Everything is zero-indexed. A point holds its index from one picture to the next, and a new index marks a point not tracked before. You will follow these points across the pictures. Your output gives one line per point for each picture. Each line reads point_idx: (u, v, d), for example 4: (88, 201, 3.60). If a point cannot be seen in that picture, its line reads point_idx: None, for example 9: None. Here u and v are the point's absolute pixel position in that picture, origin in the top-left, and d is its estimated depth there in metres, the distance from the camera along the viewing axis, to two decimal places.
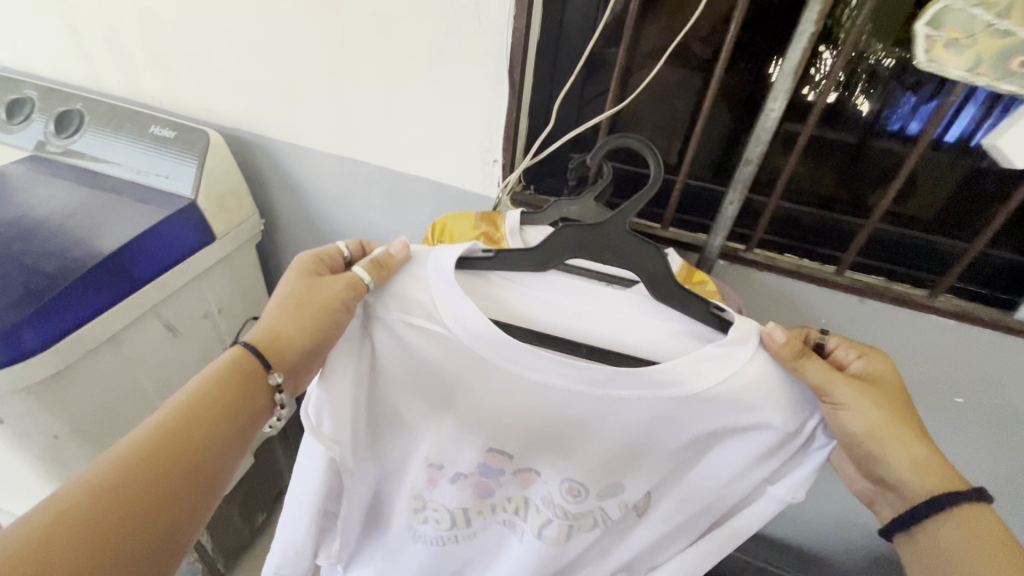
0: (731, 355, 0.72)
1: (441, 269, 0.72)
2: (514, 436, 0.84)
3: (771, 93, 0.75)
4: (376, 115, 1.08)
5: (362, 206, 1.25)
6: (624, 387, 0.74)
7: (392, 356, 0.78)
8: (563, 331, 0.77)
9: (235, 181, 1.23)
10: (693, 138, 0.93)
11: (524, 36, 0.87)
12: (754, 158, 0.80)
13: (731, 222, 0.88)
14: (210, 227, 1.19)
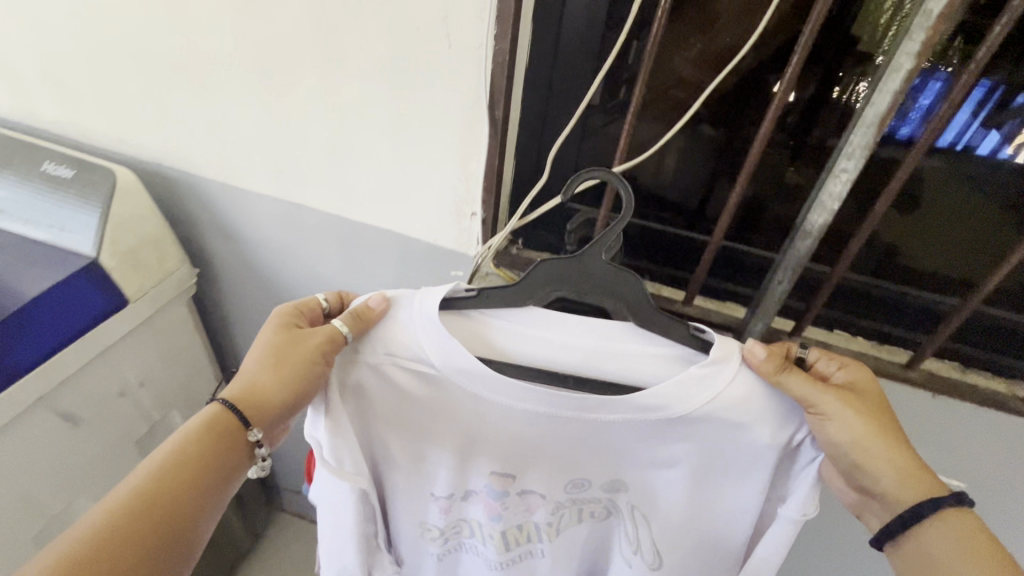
0: (718, 379, 0.63)
1: (427, 313, 0.63)
2: (521, 460, 0.72)
3: (844, 150, 0.55)
4: (325, 154, 0.84)
5: (312, 258, 0.99)
6: (615, 412, 0.65)
7: (398, 401, 0.67)
8: (542, 364, 0.65)
9: (160, 234, 0.96)
10: (733, 197, 0.64)
11: (508, 71, 0.65)
12: (814, 231, 0.60)
13: (777, 307, 0.67)
14: (117, 289, 0.89)
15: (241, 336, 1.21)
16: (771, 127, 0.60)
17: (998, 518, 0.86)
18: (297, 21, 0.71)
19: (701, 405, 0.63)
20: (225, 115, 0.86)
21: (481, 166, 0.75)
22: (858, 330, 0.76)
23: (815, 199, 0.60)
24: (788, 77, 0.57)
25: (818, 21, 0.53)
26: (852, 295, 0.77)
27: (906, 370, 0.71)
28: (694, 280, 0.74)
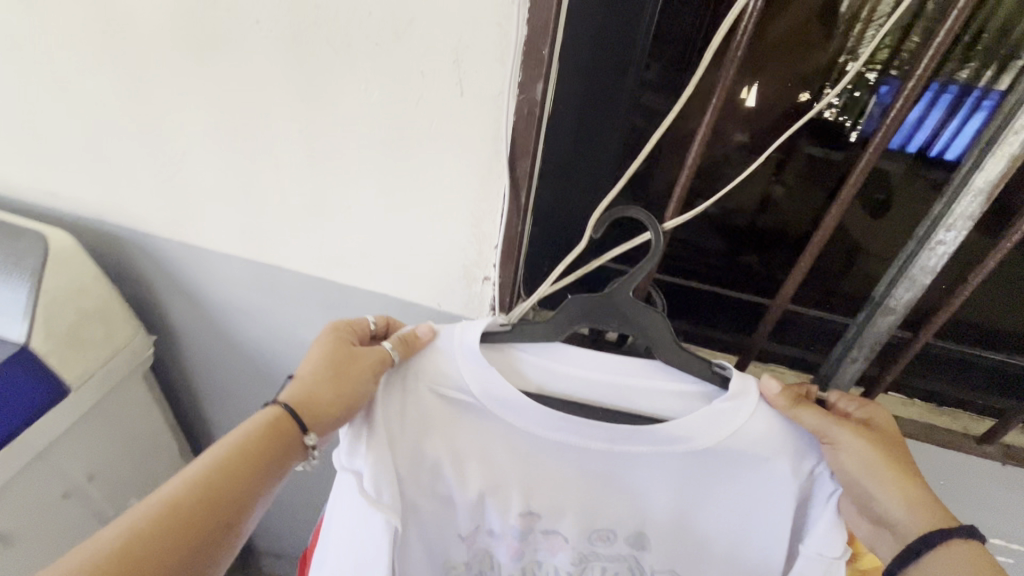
0: (733, 412, 0.48)
1: (468, 345, 0.52)
2: (562, 498, 0.58)
3: (942, 221, 0.47)
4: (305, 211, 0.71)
5: (291, 323, 0.85)
6: (641, 445, 0.51)
7: (436, 437, 0.55)
8: (571, 396, 0.53)
9: (106, 304, 0.81)
10: (802, 263, 0.55)
11: (534, 120, 0.54)
12: (898, 308, 0.52)
13: (849, 386, 0.58)
14: (53, 376, 0.74)
15: (209, 406, 1.06)
16: (856, 183, 0.50)
17: None
18: (272, 62, 0.59)
19: (721, 441, 0.49)
20: (180, 170, 0.72)
21: (496, 227, 0.63)
22: (915, 394, 0.68)
23: (900, 271, 0.51)
24: (874, 143, 0.48)
25: (923, 70, 0.43)
26: (923, 361, 0.66)
27: (981, 445, 0.64)
28: (750, 350, 0.65)
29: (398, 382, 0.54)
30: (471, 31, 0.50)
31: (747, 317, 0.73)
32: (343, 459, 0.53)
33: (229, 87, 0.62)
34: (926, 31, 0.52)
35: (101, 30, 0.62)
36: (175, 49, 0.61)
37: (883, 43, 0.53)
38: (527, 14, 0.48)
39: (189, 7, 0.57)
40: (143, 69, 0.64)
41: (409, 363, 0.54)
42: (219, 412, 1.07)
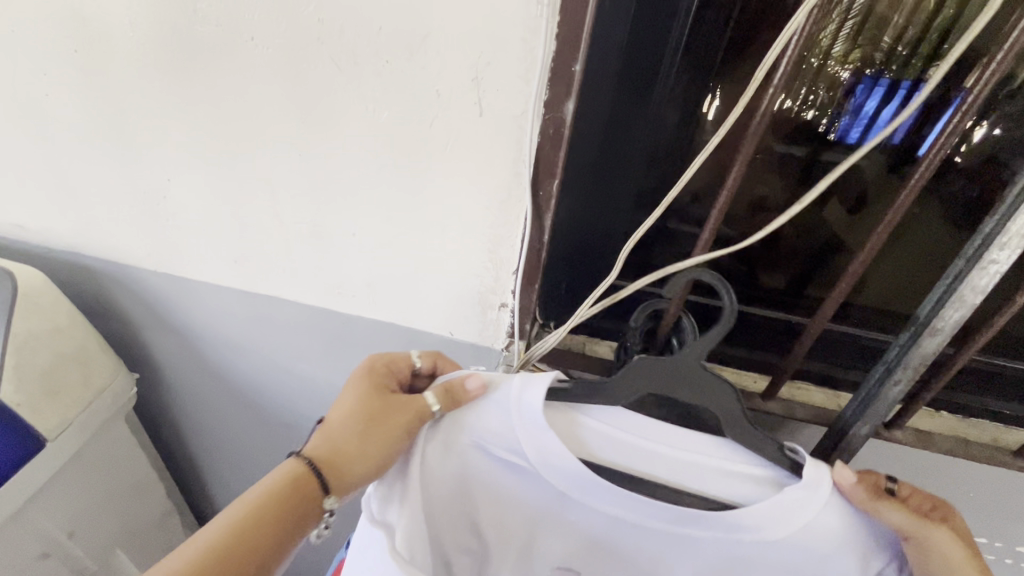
0: (807, 503, 0.44)
1: (527, 403, 0.47)
2: (600, 559, 0.54)
3: (996, 239, 0.45)
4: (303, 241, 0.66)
5: (288, 356, 0.80)
6: (704, 529, 0.48)
7: (472, 487, 0.52)
8: (630, 468, 0.50)
9: (84, 344, 0.74)
10: (843, 284, 0.54)
11: (559, 140, 0.50)
12: (946, 329, 0.50)
13: (889, 409, 0.56)
14: (27, 428, 0.67)
15: (197, 442, 0.99)
16: (909, 196, 0.47)
17: None
18: (266, 80, 0.53)
19: (793, 531, 0.45)
20: (164, 197, 0.66)
21: (514, 252, 0.60)
22: (942, 405, 0.67)
23: (948, 290, 0.49)
24: (925, 161, 0.46)
25: (986, 75, 0.40)
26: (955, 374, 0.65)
27: (1016, 459, 0.62)
28: (784, 370, 0.63)
29: (438, 431, 0.49)
30: (493, 46, 0.46)
31: (774, 334, 0.70)
32: (373, 509, 0.47)
33: (219, 110, 0.57)
34: (897, 34, 0.51)
35: (73, 48, 0.56)
36: (159, 69, 0.56)
37: (858, 44, 0.52)
38: (555, 30, 0.45)
39: (174, 23, 0.52)
40: (121, 91, 0.58)
41: (452, 414, 0.49)
42: (208, 449, 1.00)
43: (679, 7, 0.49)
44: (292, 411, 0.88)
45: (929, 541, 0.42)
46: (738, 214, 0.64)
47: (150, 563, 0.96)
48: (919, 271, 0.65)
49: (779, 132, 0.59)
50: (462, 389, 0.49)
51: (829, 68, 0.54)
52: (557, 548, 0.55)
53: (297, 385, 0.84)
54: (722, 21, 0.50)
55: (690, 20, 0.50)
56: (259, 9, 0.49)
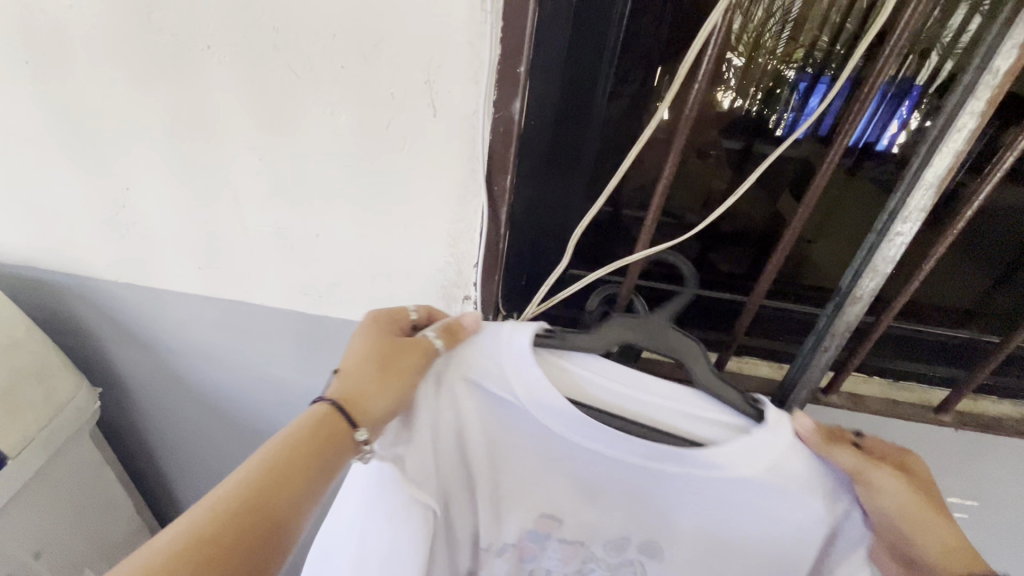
0: (774, 444, 0.48)
1: (516, 342, 0.51)
2: (580, 495, 0.59)
3: (899, 213, 0.50)
4: (265, 245, 0.67)
5: (257, 360, 0.80)
6: (678, 465, 0.51)
7: (468, 431, 0.55)
8: (614, 410, 0.52)
9: (43, 359, 0.73)
10: (774, 262, 0.59)
11: (510, 137, 0.54)
12: (865, 296, 0.55)
13: (822, 373, 0.61)
14: None
15: (165, 454, 0.98)
16: (822, 177, 0.53)
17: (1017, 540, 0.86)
18: (222, 88, 0.55)
19: (758, 472, 0.48)
20: (125, 208, 0.66)
21: (476, 245, 0.63)
22: (876, 371, 0.73)
23: (864, 262, 0.54)
24: (835, 145, 0.52)
25: (883, 65, 0.46)
26: (885, 340, 0.71)
27: (938, 414, 0.68)
28: (729, 342, 0.68)
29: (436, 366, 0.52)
30: (442, 51, 0.49)
31: (719, 314, 0.76)
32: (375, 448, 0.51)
33: (181, 118, 0.58)
34: (835, 32, 0.56)
35: (26, 60, 0.57)
36: (116, 79, 0.56)
37: (800, 44, 0.57)
38: (499, 33, 0.48)
39: (130, 33, 0.53)
40: (79, 102, 0.59)
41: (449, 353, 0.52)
42: (178, 461, 0.99)
43: (613, 13, 0.53)
44: (264, 417, 0.88)
45: (878, 483, 0.46)
46: (686, 204, 0.69)
47: None
48: (847, 248, 0.71)
49: (719, 129, 0.63)
50: (463, 332, 0.52)
51: (774, 66, 0.59)
52: (541, 491, 0.60)
53: (270, 391, 0.85)
54: (652, 23, 0.54)
55: (624, 24, 0.54)
56: (213, 19, 0.51)
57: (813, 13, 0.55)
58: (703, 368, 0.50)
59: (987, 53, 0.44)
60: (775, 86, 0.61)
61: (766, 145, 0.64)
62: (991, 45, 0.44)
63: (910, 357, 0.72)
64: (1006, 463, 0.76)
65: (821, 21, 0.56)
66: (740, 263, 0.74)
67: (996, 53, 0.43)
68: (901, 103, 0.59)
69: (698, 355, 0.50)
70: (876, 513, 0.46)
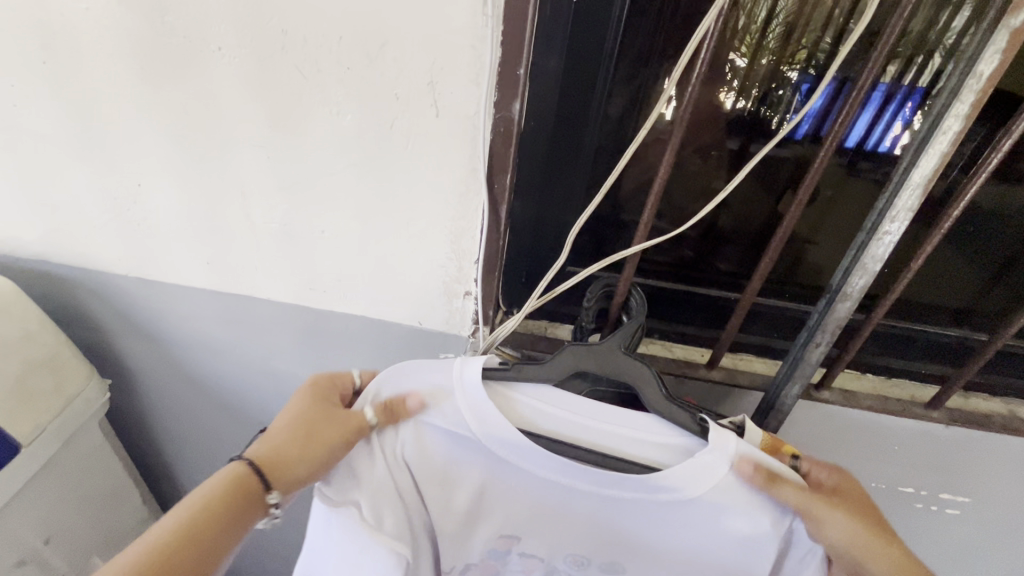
0: (714, 466, 0.52)
1: (468, 380, 0.56)
2: (538, 520, 0.63)
3: (887, 212, 0.52)
4: (272, 241, 0.69)
5: (262, 353, 0.82)
6: (629, 491, 0.56)
7: (426, 468, 0.59)
8: (565, 437, 0.57)
9: (54, 350, 0.75)
10: (767, 260, 0.60)
11: (510, 137, 0.56)
12: (855, 294, 0.56)
13: (814, 368, 0.62)
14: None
15: (172, 446, 1.00)
16: (813, 176, 0.55)
17: (1005, 537, 0.87)
18: (231, 87, 0.57)
19: (705, 491, 0.53)
20: (136, 203, 0.68)
21: (477, 242, 0.64)
22: (867, 368, 0.74)
23: (854, 260, 0.56)
24: (825, 146, 0.53)
25: (874, 65, 0.48)
26: (877, 338, 0.73)
27: (927, 411, 0.70)
28: (723, 338, 0.69)
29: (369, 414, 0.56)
30: (445, 53, 0.51)
31: (714, 311, 0.77)
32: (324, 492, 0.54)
33: (192, 116, 0.60)
34: (840, 33, 0.57)
35: (43, 60, 0.59)
36: (129, 77, 0.58)
37: (804, 45, 0.59)
38: (500, 37, 0.50)
39: (144, 34, 0.55)
40: (93, 100, 0.61)
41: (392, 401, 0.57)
42: (184, 453, 1.01)
43: (611, 16, 0.55)
44: (268, 410, 0.90)
45: (824, 517, 0.50)
46: (682, 205, 0.71)
47: None
48: (839, 249, 0.72)
49: (718, 130, 0.65)
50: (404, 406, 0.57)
51: (781, 66, 0.61)
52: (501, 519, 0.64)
53: (275, 384, 0.86)
54: (650, 26, 0.56)
55: (622, 27, 0.56)
56: (224, 20, 0.52)
57: (821, 13, 0.57)
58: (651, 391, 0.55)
59: (972, 56, 0.45)
60: (779, 85, 0.62)
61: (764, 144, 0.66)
62: (975, 50, 0.45)
63: (900, 355, 0.73)
64: (994, 461, 0.78)
65: (824, 22, 0.57)
66: (735, 263, 0.75)
67: (980, 58, 0.45)
68: (901, 103, 0.61)
69: (645, 381, 0.55)
70: (829, 546, 0.51)
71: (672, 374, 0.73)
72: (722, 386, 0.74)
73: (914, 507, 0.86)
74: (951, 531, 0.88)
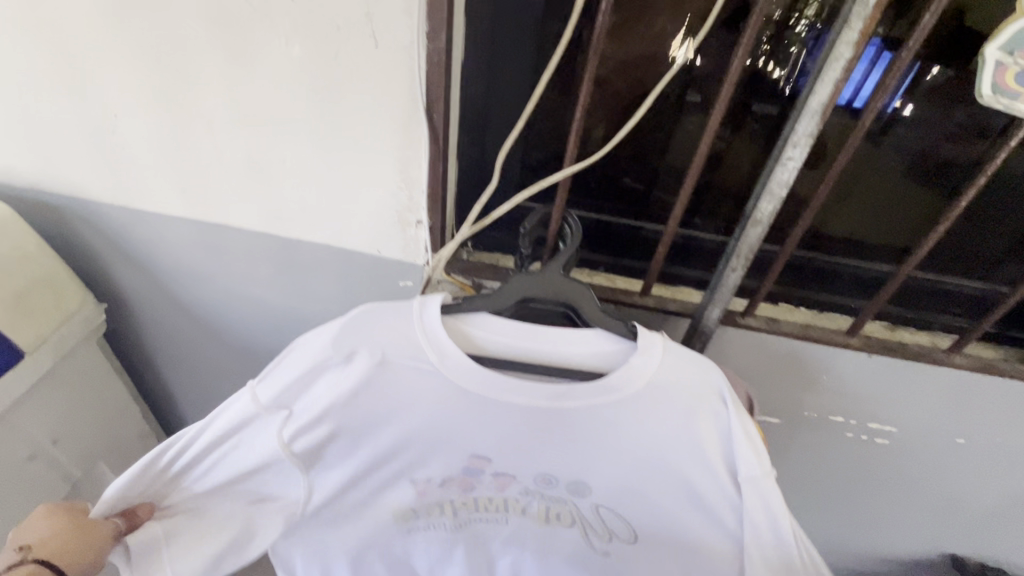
0: (644, 365, 0.61)
1: (427, 314, 0.63)
2: (500, 443, 0.69)
3: (788, 139, 0.56)
4: (239, 170, 0.74)
5: (239, 281, 0.89)
6: (582, 399, 0.63)
7: (383, 388, 0.65)
8: (516, 358, 0.65)
9: (50, 271, 0.83)
10: (685, 190, 0.65)
11: (443, 70, 0.60)
12: (764, 219, 0.61)
13: (731, 293, 0.68)
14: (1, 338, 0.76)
15: (168, 370, 1.09)
16: (722, 108, 0.59)
17: (929, 465, 0.93)
18: (189, 18, 0.61)
19: (641, 387, 0.62)
20: (115, 133, 0.74)
21: (423, 171, 0.69)
22: (802, 301, 0.79)
23: (762, 187, 0.60)
24: (731, 75, 0.57)
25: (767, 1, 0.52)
26: (795, 271, 0.79)
27: (846, 336, 0.76)
28: (655, 269, 0.74)
29: (261, 395, 0.61)
30: None
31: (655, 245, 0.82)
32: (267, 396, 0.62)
33: (156, 50, 0.65)
34: None
35: None
36: (98, 9, 0.63)
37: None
38: None
39: None
40: (68, 32, 0.66)
41: (126, 505, 0.61)
42: (178, 376, 1.10)
43: None
44: (249, 335, 0.98)
45: None
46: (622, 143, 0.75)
47: None
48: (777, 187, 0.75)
49: (652, 68, 0.68)
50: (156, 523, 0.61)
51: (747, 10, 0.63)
52: (474, 440, 0.69)
53: (253, 310, 0.94)
54: None
55: None
56: None
57: None
58: (591, 304, 0.63)
59: None
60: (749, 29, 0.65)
61: (696, 95, 0.71)
62: None
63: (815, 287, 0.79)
64: (911, 391, 0.83)
65: None
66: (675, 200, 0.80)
67: None
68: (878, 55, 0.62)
69: (584, 295, 0.63)
70: None
71: (609, 301, 0.78)
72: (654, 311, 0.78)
73: (843, 436, 0.92)
74: (879, 460, 0.94)
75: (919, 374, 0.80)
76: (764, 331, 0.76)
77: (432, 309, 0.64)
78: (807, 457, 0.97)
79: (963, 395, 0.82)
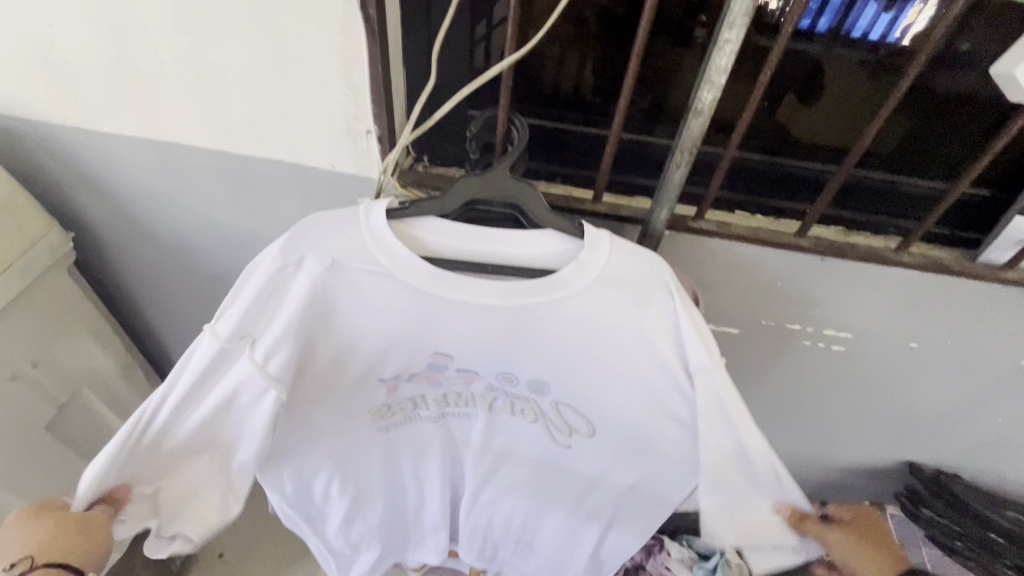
0: (591, 261, 0.63)
1: (376, 219, 0.63)
2: (457, 344, 0.70)
3: (725, 19, 0.55)
4: (183, 82, 0.73)
5: (200, 203, 0.90)
6: (530, 297, 0.64)
7: (337, 296, 0.65)
8: (465, 260, 0.66)
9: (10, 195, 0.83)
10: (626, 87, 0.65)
11: None
12: (705, 110, 0.60)
13: (678, 192, 0.68)
14: None
15: (145, 301, 1.12)
16: None
17: (884, 371, 0.96)
18: None
19: (587, 284, 0.63)
20: (51, 45, 0.72)
21: (367, 75, 0.68)
22: (756, 208, 0.80)
23: (702, 75, 0.59)
24: None
25: None
26: (743, 175, 0.80)
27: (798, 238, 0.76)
28: (604, 175, 0.74)
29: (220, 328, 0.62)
30: None
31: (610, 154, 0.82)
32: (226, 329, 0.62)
33: None
34: None
35: None
36: None
37: None
38: None
39: None
40: None
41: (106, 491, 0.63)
42: (155, 307, 1.12)
43: None
44: (218, 260, 0.99)
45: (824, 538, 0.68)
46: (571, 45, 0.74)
47: (113, 402, 1.10)
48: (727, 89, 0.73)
49: None
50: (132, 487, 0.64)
51: None
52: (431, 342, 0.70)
53: (219, 234, 0.95)
54: None
55: None
56: None
57: None
58: (539, 204, 0.64)
59: None
60: None
61: None
62: None
63: (767, 191, 0.81)
64: (865, 294, 0.84)
65: None
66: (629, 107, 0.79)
67: None
68: None
69: (531, 195, 0.64)
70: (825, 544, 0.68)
71: (563, 209, 0.78)
72: (609, 218, 0.79)
73: (801, 344, 0.94)
74: (837, 367, 0.96)
75: (870, 277, 0.81)
76: (716, 234, 0.76)
77: (378, 213, 0.63)
78: (766, 366, 0.99)
79: (914, 297, 0.83)
